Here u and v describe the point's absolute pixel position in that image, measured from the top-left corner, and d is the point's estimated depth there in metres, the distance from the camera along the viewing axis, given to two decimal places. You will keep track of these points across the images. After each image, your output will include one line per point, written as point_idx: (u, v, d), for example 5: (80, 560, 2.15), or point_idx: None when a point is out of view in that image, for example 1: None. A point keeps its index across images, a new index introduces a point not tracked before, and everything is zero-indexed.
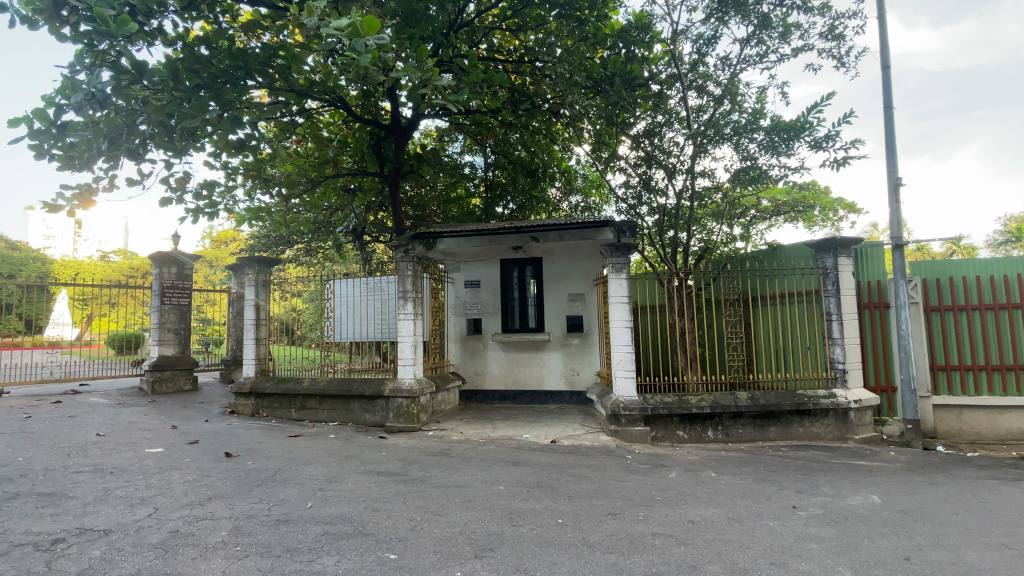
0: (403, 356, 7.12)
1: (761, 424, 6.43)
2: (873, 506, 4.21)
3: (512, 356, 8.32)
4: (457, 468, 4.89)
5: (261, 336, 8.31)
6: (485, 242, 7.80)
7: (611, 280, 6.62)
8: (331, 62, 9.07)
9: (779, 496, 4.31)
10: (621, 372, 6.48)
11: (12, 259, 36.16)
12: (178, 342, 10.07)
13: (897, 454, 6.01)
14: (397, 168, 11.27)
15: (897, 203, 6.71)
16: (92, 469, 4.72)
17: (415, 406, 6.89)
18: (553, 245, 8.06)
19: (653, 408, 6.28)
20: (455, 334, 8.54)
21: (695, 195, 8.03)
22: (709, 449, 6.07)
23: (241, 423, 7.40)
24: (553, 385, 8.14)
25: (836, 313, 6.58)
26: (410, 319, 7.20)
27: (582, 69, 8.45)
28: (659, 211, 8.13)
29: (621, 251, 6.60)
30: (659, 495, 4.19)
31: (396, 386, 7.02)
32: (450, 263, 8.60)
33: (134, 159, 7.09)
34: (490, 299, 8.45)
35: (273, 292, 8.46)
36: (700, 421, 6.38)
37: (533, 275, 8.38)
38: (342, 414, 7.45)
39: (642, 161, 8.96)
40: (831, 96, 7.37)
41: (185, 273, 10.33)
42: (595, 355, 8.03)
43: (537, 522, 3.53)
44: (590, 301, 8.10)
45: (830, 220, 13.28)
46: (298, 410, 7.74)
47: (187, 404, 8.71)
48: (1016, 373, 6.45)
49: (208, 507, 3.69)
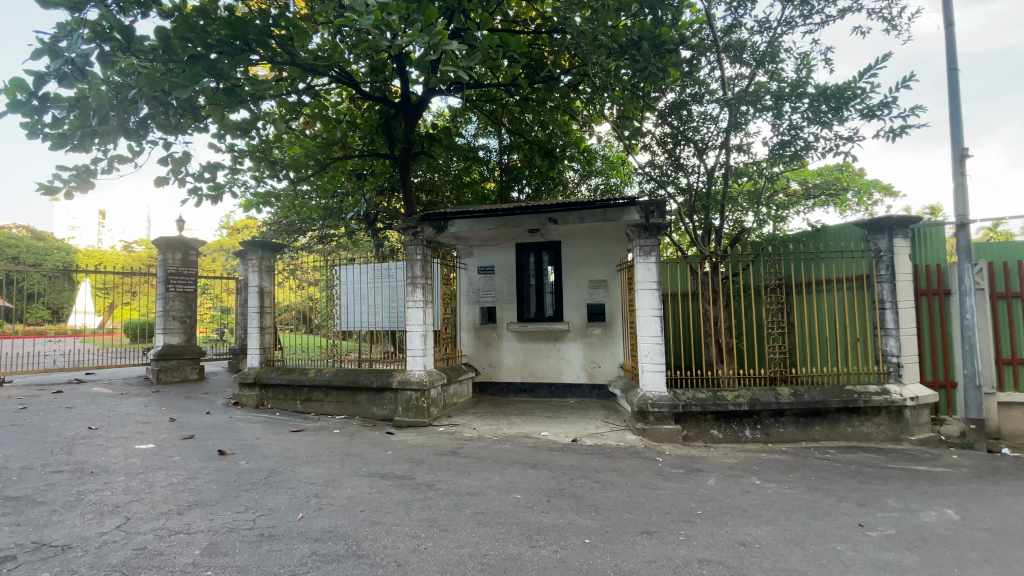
0: (413, 346, 6.64)
1: (805, 423, 5.83)
2: (953, 524, 3.60)
3: (528, 347, 7.78)
4: (468, 471, 4.40)
5: (266, 324, 7.96)
6: (500, 224, 7.24)
7: (638, 265, 6.01)
8: (338, 34, 8.52)
9: (838, 512, 3.73)
10: (648, 365, 5.89)
11: (38, 250, 36.89)
12: (184, 330, 9.75)
13: (961, 458, 5.36)
14: (407, 149, 10.69)
15: (964, 176, 5.97)
16: (72, 468, 4.34)
17: (426, 399, 6.40)
18: (573, 228, 7.48)
19: (685, 405, 5.70)
20: (468, 323, 8.03)
21: (730, 172, 7.37)
22: (748, 451, 5.50)
23: (242, 415, 7.04)
24: (573, 378, 7.59)
25: (890, 301, 5.90)
26: (419, 307, 6.69)
27: (606, 36, 7.82)
28: (689, 191, 7.48)
29: (651, 231, 6.03)
30: (699, 508, 3.64)
31: (405, 378, 6.53)
32: (463, 248, 8.08)
33: (131, 137, 6.71)
34: (506, 287, 7.91)
35: (279, 278, 8.07)
36: (737, 419, 5.80)
37: (551, 261, 7.81)
38: (348, 407, 7.00)
39: (669, 138, 8.32)
40: (885, 59, 6.62)
41: (189, 258, 10.01)
42: (618, 346, 7.45)
43: (560, 542, 3.01)
44: (612, 288, 7.52)
45: (865, 204, 12.45)
46: (303, 402, 7.32)
47: (191, 394, 8.39)
48: (1015, 367, 5.94)
49: (185, 518, 3.26)
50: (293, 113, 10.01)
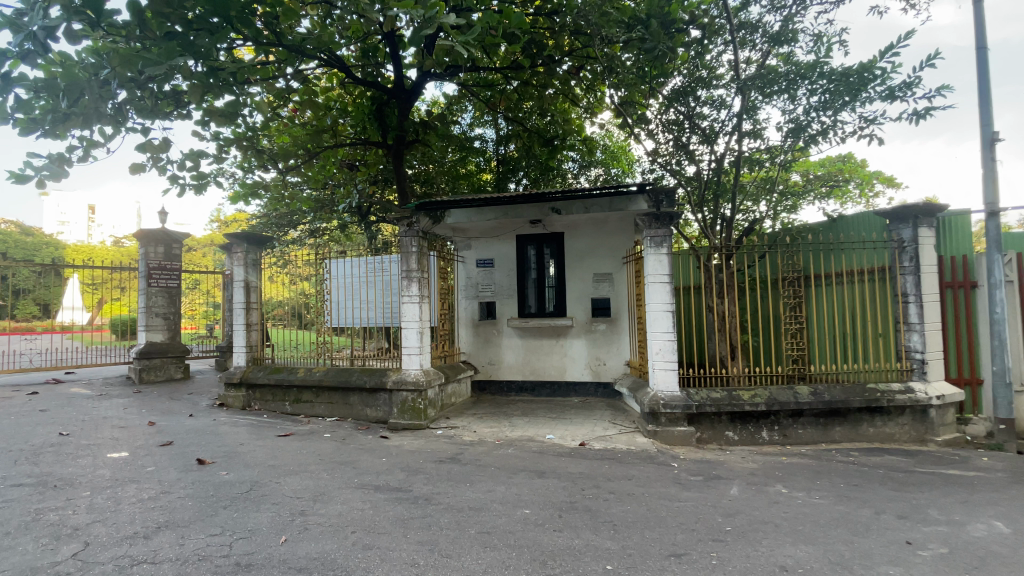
0: (408, 343, 6.23)
1: (825, 424, 5.52)
2: (1005, 539, 3.28)
3: (530, 344, 7.40)
4: (470, 482, 4.04)
5: (252, 321, 7.56)
6: (500, 214, 6.84)
7: (649, 257, 5.58)
8: (326, 12, 8.05)
9: (879, 527, 3.40)
10: (660, 363, 5.52)
11: (23, 244, 36.05)
12: (167, 328, 9.30)
13: (992, 461, 5.06)
14: (400, 137, 10.19)
15: (993, 161, 5.64)
16: (32, 481, 3.93)
17: (422, 400, 6.01)
18: (576, 219, 7.10)
19: (699, 405, 5.35)
20: (466, 319, 7.65)
21: (742, 162, 7.00)
22: (767, 454, 5.17)
23: (228, 418, 6.64)
24: (576, 376, 7.23)
25: (914, 294, 5.57)
26: (415, 302, 6.29)
27: (611, 15, 7.42)
28: (697, 179, 7.12)
29: (663, 220, 5.58)
30: (727, 524, 3.30)
31: (400, 377, 6.13)
32: (461, 240, 7.68)
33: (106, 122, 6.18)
34: (506, 280, 7.52)
35: (266, 271, 7.64)
36: (754, 420, 5.48)
37: (553, 254, 7.43)
38: (340, 408, 6.58)
39: (675, 125, 7.95)
40: (907, 38, 6.26)
41: (173, 252, 9.53)
42: (624, 342, 7.09)
43: (579, 569, 2.66)
44: (618, 281, 7.15)
45: (868, 197, 12.19)
46: (293, 403, 6.92)
47: (174, 395, 7.97)
48: None
49: (152, 544, 2.87)
50: (280, 99, 9.51)
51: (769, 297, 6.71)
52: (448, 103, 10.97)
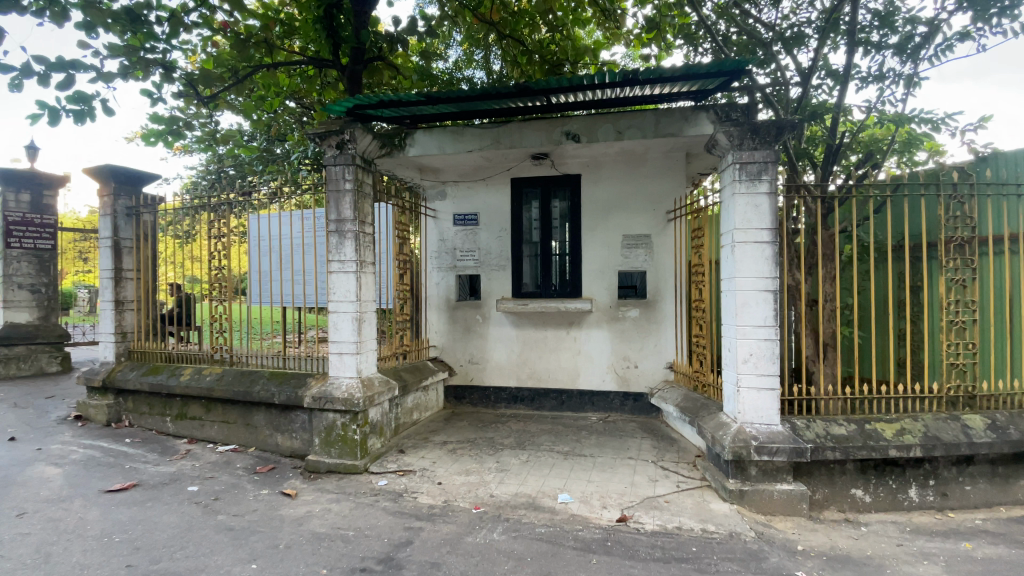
0: (338, 338, 3.89)
1: (1005, 476, 3.44)
2: None
3: (527, 336, 5.17)
4: None
5: (126, 297, 5.22)
6: (487, 142, 4.48)
7: (739, 199, 3.28)
8: None
9: None
10: (748, 379, 3.29)
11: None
12: (37, 304, 6.92)
13: None
14: (359, 53, 7.44)
15: None
16: None
17: (357, 428, 3.73)
18: (600, 153, 4.80)
19: (818, 450, 3.19)
20: (439, 299, 5.40)
21: (837, 79, 4.86)
22: (935, 538, 3.05)
23: (66, 445, 4.36)
24: (593, 382, 5.03)
25: None
26: (350, 273, 3.90)
27: None
28: (779, 101, 4.85)
29: (767, 136, 3.25)
30: None
31: (323, 392, 3.82)
32: (431, 186, 5.38)
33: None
34: (496, 245, 5.26)
35: (146, 226, 5.29)
36: (897, 470, 3.37)
37: (563, 206, 5.13)
38: (239, 432, 4.31)
39: (738, 33, 5.65)
40: None
41: (44, 204, 7.04)
42: (664, 335, 4.89)
43: None
44: (658, 247, 4.90)
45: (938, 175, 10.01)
46: (175, 420, 4.66)
47: (22, 400, 5.64)
48: None
49: None
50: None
51: (880, 274, 4.51)
52: (431, 30, 8.42)
